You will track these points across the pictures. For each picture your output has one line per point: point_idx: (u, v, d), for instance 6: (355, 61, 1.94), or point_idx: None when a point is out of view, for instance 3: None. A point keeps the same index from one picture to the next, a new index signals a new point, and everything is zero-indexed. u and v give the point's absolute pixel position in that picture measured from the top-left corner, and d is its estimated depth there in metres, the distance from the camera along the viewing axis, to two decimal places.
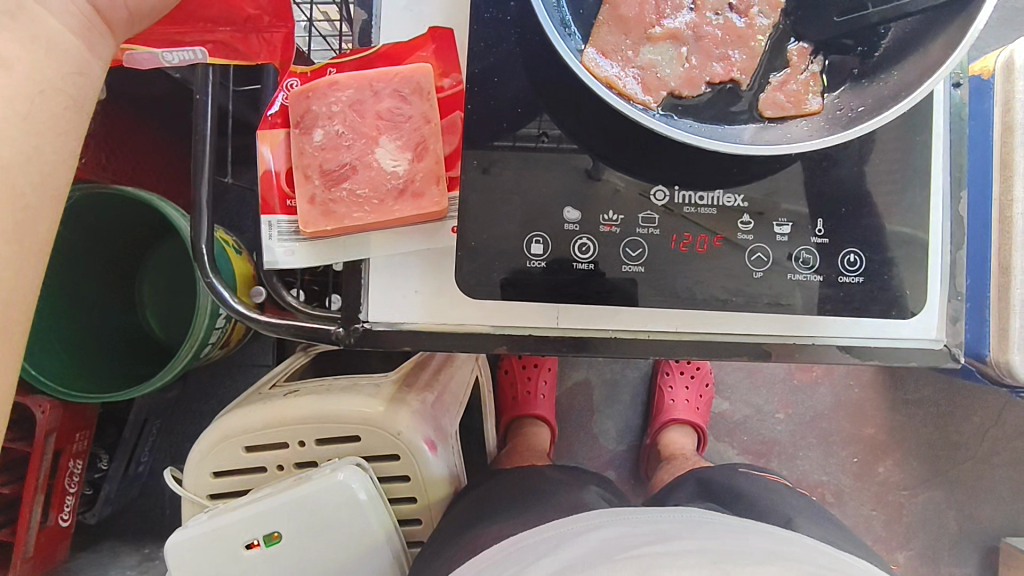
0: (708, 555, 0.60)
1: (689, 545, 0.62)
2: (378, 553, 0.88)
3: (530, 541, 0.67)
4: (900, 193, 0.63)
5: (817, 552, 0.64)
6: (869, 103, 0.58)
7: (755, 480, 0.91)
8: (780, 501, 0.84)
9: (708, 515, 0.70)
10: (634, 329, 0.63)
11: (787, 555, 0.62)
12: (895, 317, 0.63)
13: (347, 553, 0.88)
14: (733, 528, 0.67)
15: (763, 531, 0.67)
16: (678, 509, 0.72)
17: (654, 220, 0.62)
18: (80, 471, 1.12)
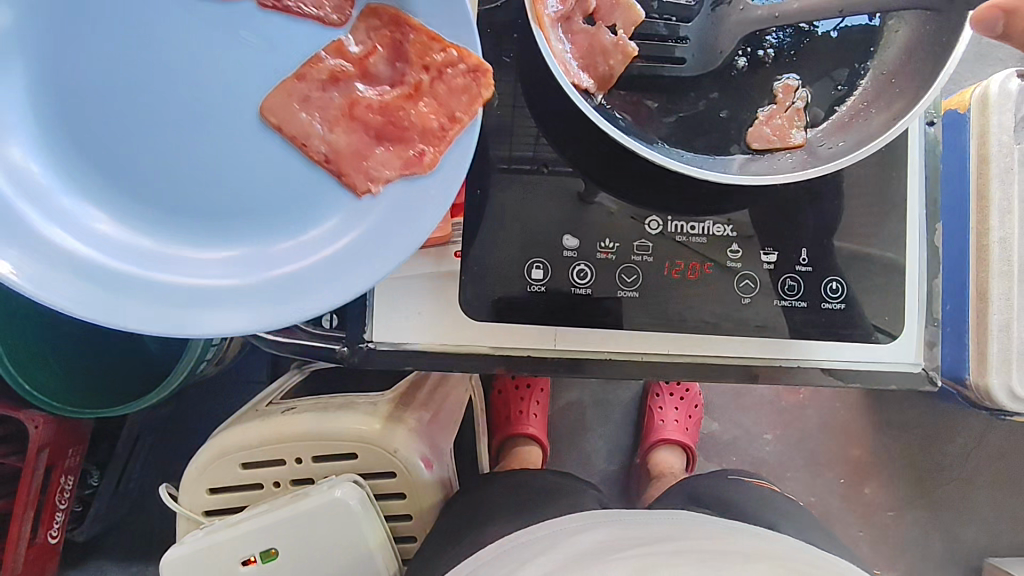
0: (698, 556, 0.62)
1: (679, 547, 0.64)
2: (372, 567, 0.90)
3: (524, 540, 0.69)
4: (878, 224, 0.67)
5: (805, 553, 0.66)
6: (852, 139, 0.61)
7: (743, 487, 0.92)
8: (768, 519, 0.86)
9: (699, 518, 0.72)
10: (628, 351, 0.66)
11: (777, 556, 0.64)
12: (874, 340, 0.66)
13: (343, 569, 0.90)
14: (723, 530, 0.69)
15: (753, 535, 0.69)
16: (667, 512, 0.75)
17: (649, 248, 0.65)
18: (71, 488, 1.12)
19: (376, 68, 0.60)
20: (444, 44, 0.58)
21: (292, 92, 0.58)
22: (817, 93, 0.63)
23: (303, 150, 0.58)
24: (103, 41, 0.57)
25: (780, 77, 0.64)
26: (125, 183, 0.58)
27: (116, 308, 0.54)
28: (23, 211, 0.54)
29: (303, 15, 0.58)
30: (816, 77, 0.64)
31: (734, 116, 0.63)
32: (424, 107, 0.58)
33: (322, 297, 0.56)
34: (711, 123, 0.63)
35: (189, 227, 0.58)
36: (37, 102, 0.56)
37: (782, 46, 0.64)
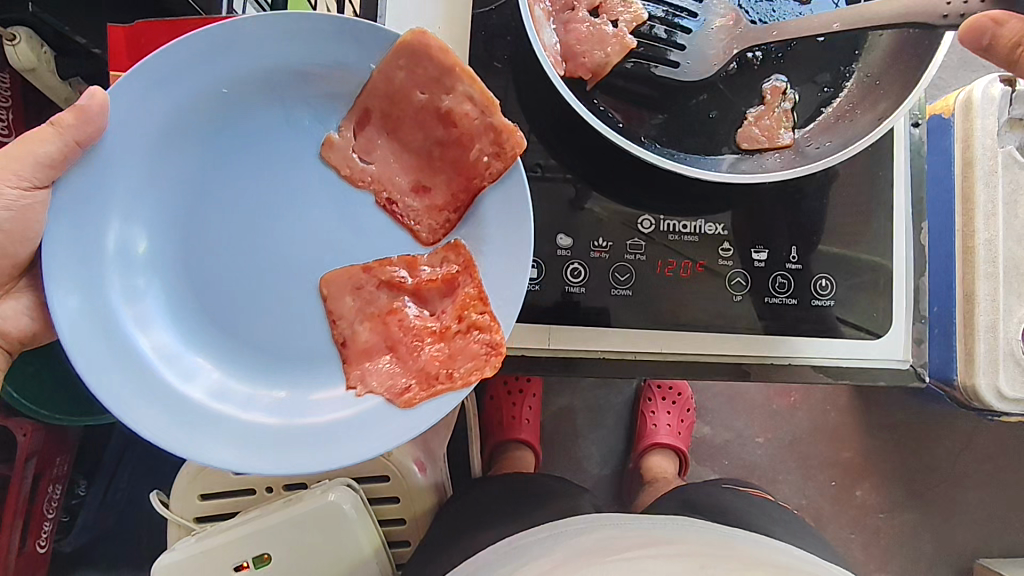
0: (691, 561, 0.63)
1: (676, 551, 0.65)
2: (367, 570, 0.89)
3: (525, 540, 0.69)
4: (866, 224, 0.68)
5: (799, 562, 0.67)
6: (838, 140, 0.61)
7: (735, 493, 0.93)
8: (760, 518, 0.87)
9: (695, 520, 0.72)
10: (622, 349, 0.65)
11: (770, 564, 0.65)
12: (864, 338, 0.67)
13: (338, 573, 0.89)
14: (718, 536, 0.69)
15: (750, 538, 0.69)
16: (674, 517, 0.73)
17: (641, 247, 0.66)
18: (59, 496, 1.10)
19: (429, 295, 0.62)
20: (489, 305, 0.60)
21: (351, 281, 0.62)
22: (805, 95, 0.64)
23: (335, 333, 0.62)
24: (239, 175, 0.61)
25: (768, 79, 0.64)
26: (205, 300, 0.62)
27: (151, 417, 0.57)
28: (115, 302, 0.58)
29: (403, 224, 0.62)
30: (803, 79, 0.64)
31: (722, 117, 0.64)
32: (437, 352, 0.60)
33: (258, 465, 0.57)
34: (700, 124, 0.64)
35: (232, 362, 0.62)
36: (166, 202, 0.60)
37: (770, 48, 0.64)
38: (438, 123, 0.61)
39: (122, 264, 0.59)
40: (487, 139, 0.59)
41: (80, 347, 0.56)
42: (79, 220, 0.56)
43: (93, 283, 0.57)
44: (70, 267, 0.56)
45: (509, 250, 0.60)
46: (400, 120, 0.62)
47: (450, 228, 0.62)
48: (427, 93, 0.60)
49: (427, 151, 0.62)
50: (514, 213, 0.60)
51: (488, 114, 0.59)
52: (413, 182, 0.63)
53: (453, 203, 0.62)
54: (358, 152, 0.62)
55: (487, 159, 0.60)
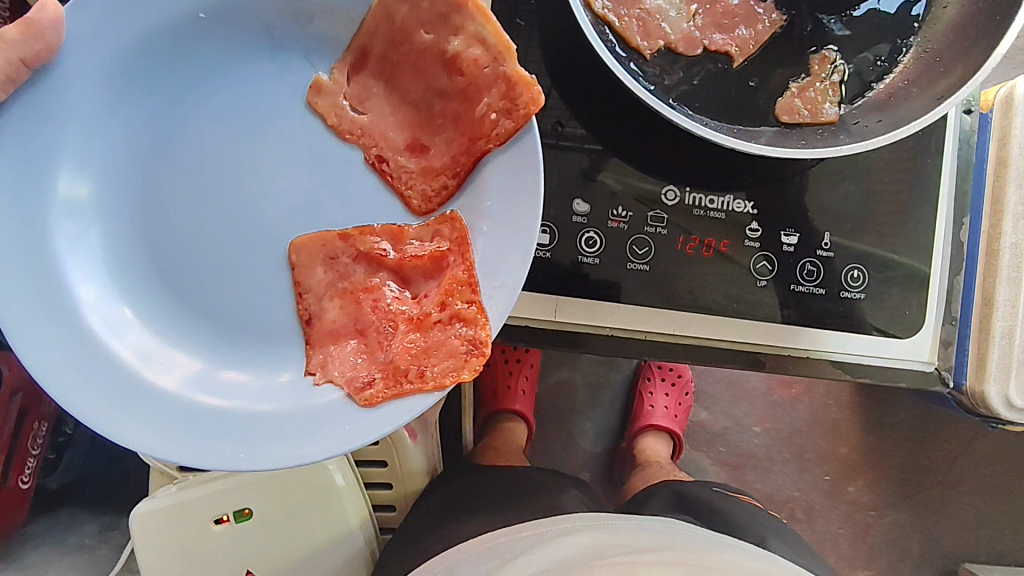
0: (689, 568, 0.61)
1: (670, 556, 0.62)
2: (349, 542, 0.87)
3: (508, 538, 0.68)
4: (907, 214, 0.63)
5: (791, 570, 0.65)
6: (890, 118, 0.55)
7: (728, 497, 0.89)
8: (757, 524, 0.84)
9: (687, 528, 0.70)
10: (633, 328, 0.61)
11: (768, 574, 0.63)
12: (891, 336, 0.63)
13: (318, 541, 0.86)
14: (713, 543, 0.67)
15: (742, 545, 0.68)
16: (664, 521, 0.72)
17: (663, 220, 0.61)
18: (45, 434, 1.06)
19: (413, 274, 0.57)
20: (478, 293, 0.54)
21: (323, 251, 0.57)
22: (856, 68, 0.58)
23: (302, 308, 0.57)
24: (202, 124, 0.57)
25: (816, 46, 0.58)
26: (154, 259, 0.57)
27: (73, 381, 0.52)
28: (55, 249, 0.54)
29: (394, 188, 0.57)
30: (855, 50, 0.58)
31: (762, 86, 0.57)
32: (411, 345, 0.54)
33: (190, 454, 0.52)
34: (738, 90, 0.57)
35: (178, 330, 0.58)
36: (117, 147, 0.56)
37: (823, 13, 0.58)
38: (441, 71, 0.56)
39: (67, 209, 0.54)
40: (497, 90, 0.53)
41: (4, 293, 0.51)
42: (19, 158, 0.52)
43: (29, 225, 0.53)
44: (4, 208, 0.52)
45: (516, 230, 0.54)
46: (399, 67, 0.57)
47: (447, 196, 0.57)
48: (432, 35, 0.55)
49: (428, 106, 0.57)
50: (524, 190, 0.54)
51: (500, 62, 0.53)
52: (409, 140, 0.58)
53: (453, 168, 0.56)
54: (350, 102, 0.58)
55: (495, 117, 0.54)
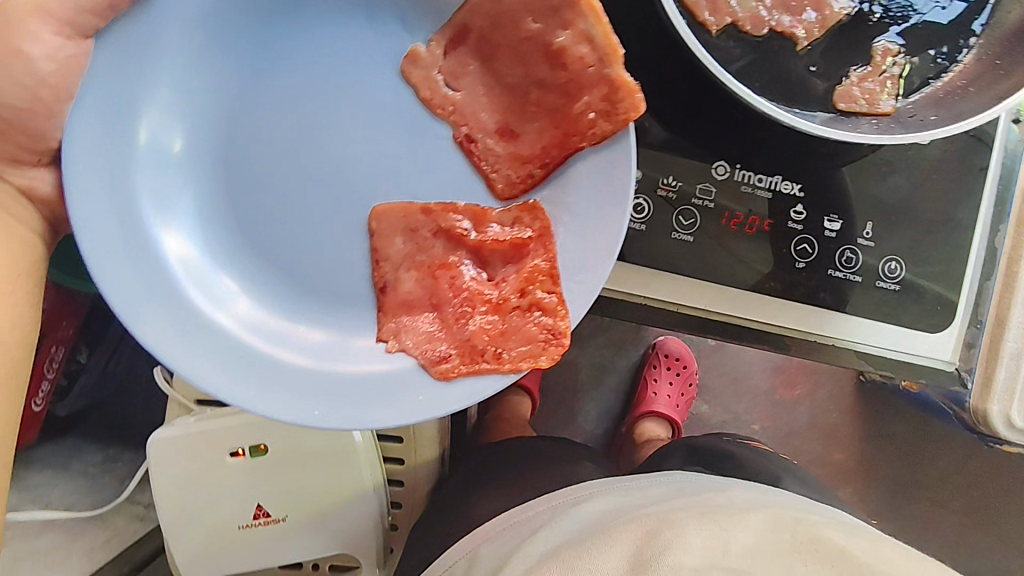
0: (699, 511, 0.61)
1: (678, 504, 0.63)
2: (360, 496, 0.87)
3: (526, 515, 0.69)
4: (950, 213, 0.63)
5: (798, 507, 0.66)
6: (945, 114, 0.56)
7: (745, 446, 0.90)
8: (774, 465, 0.86)
9: (691, 478, 0.72)
10: (669, 299, 0.63)
11: (777, 512, 0.63)
12: (918, 331, 0.64)
13: (330, 491, 0.86)
14: (717, 486, 0.69)
15: (748, 487, 0.70)
16: (665, 475, 0.74)
17: (710, 193, 0.62)
18: (61, 359, 0.96)
19: (492, 256, 0.59)
20: (558, 284, 0.58)
21: (404, 222, 0.59)
22: (914, 63, 0.59)
23: (376, 275, 0.59)
24: (288, 81, 0.57)
25: (879, 38, 0.59)
26: (234, 211, 0.59)
27: (158, 323, 0.56)
28: (142, 199, 0.57)
29: (478, 169, 0.59)
30: (919, 47, 0.59)
31: (822, 71, 0.58)
32: (489, 325, 0.58)
33: (268, 403, 0.56)
34: (798, 74, 0.58)
35: (254, 284, 0.60)
36: (203, 100, 0.57)
37: (889, 6, 0.59)
38: (543, 63, 0.57)
39: (153, 160, 0.57)
40: (599, 92, 0.55)
41: (95, 239, 0.54)
42: (116, 106, 0.54)
43: (122, 173, 0.55)
44: (101, 153, 0.54)
45: (599, 232, 0.57)
46: (498, 49, 0.57)
47: (531, 184, 0.59)
48: (540, 25, 0.56)
49: (523, 92, 0.58)
50: (612, 195, 0.56)
51: (605, 64, 0.54)
52: (500, 124, 0.58)
53: (540, 159, 0.58)
54: (445, 77, 0.58)
55: (592, 117, 0.55)
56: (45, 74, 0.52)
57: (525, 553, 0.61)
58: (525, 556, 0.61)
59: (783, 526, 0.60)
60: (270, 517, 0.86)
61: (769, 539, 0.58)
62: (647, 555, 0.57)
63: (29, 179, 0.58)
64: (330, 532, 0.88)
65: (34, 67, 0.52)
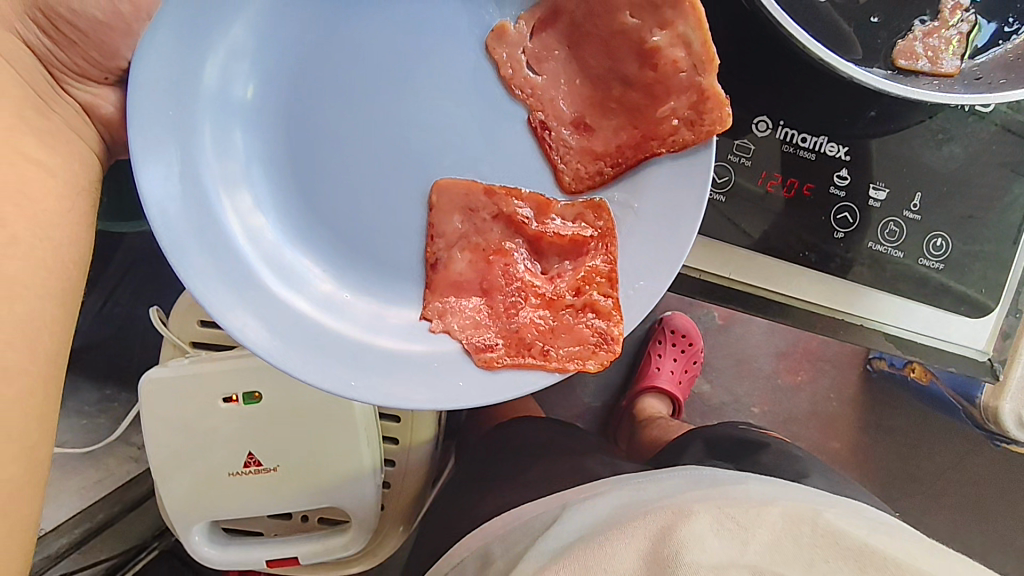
0: (717, 506, 0.59)
1: (698, 497, 0.61)
2: (357, 460, 0.85)
3: (532, 513, 0.67)
4: (1005, 190, 0.59)
5: (817, 495, 0.64)
6: (1016, 76, 0.50)
7: (761, 436, 0.87)
8: (795, 454, 0.82)
9: (709, 470, 0.69)
10: (696, 265, 0.59)
11: (796, 501, 0.61)
12: (953, 313, 0.60)
13: (328, 455, 0.84)
14: (733, 477, 0.66)
15: (764, 479, 0.66)
16: (684, 467, 0.71)
17: (748, 150, 0.57)
18: None
19: (548, 249, 0.56)
20: (615, 288, 0.54)
21: (465, 200, 0.55)
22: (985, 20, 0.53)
23: (428, 250, 0.56)
24: (372, 31, 0.54)
25: None
26: (295, 161, 0.56)
27: (202, 260, 0.52)
28: (204, 143, 0.53)
29: (548, 159, 0.55)
30: (992, 2, 0.53)
31: (884, 21, 0.53)
32: (539, 321, 0.55)
33: (301, 364, 0.53)
34: (858, 25, 0.53)
35: (309, 245, 0.57)
36: (277, 47, 0.54)
37: None
38: (634, 59, 0.53)
39: (220, 105, 0.54)
40: (687, 98, 0.51)
41: (153, 178, 0.50)
42: (194, 21, 0.50)
43: (185, 94, 0.52)
44: (168, 69, 0.50)
45: (665, 241, 0.53)
46: (589, 38, 0.54)
47: (599, 182, 0.55)
48: (637, 19, 0.52)
49: (607, 86, 0.55)
50: (684, 202, 0.52)
51: (698, 71, 0.51)
52: (576, 115, 0.55)
53: (614, 158, 0.54)
54: (528, 59, 0.54)
55: (676, 124, 0.52)
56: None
57: (540, 552, 0.60)
58: (540, 554, 0.59)
59: (804, 521, 0.57)
60: (262, 466, 0.84)
61: (789, 536, 0.55)
62: (664, 554, 0.53)
63: (95, 96, 0.57)
64: (325, 497, 0.87)
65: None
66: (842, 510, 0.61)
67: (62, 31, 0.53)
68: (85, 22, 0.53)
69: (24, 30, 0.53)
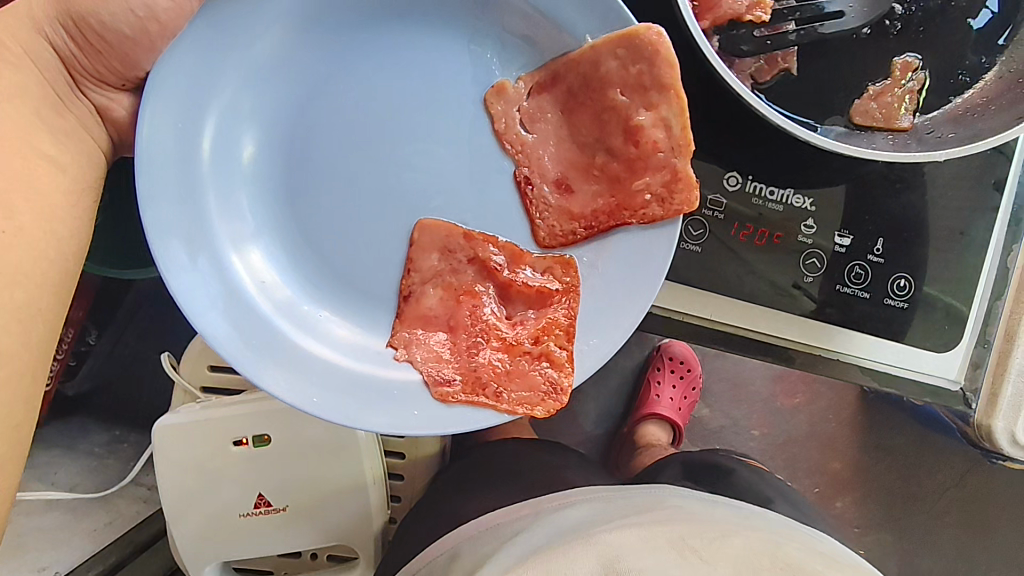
0: (676, 534, 0.62)
1: (661, 516, 0.65)
2: (359, 494, 0.87)
3: (503, 519, 0.71)
4: (961, 232, 0.64)
5: (776, 522, 0.69)
6: (963, 132, 0.55)
7: (734, 460, 0.93)
8: (762, 480, 0.88)
9: (679, 490, 0.73)
10: (674, 309, 0.63)
11: (756, 527, 0.66)
12: (921, 350, 0.64)
13: (331, 488, 0.87)
14: (704, 501, 0.71)
15: (729, 505, 0.71)
16: (654, 485, 0.75)
17: (721, 204, 0.62)
18: (70, 339, 0.97)
19: (516, 296, 0.60)
20: (571, 343, 0.58)
21: (443, 241, 0.59)
22: (936, 79, 0.58)
23: (404, 283, 0.60)
24: (370, 80, 0.58)
25: (901, 52, 0.58)
26: (286, 196, 0.59)
27: (189, 281, 0.55)
28: (205, 162, 0.56)
29: (527, 213, 0.59)
30: (941, 60, 0.58)
31: (843, 82, 0.58)
32: (497, 362, 0.58)
33: (274, 382, 0.56)
34: (822, 86, 0.58)
35: (292, 267, 0.60)
36: (284, 83, 0.57)
37: (913, 18, 0.58)
38: (619, 134, 0.58)
39: (224, 129, 0.56)
40: (661, 177, 0.56)
41: (150, 204, 0.53)
42: (203, 62, 0.54)
43: (188, 127, 0.55)
44: (173, 104, 0.53)
45: (624, 301, 0.58)
46: (581, 106, 0.58)
47: (572, 241, 0.59)
48: (627, 98, 0.56)
49: (592, 153, 0.59)
50: (645, 264, 0.58)
51: (674, 154, 0.56)
52: (559, 176, 0.59)
53: (588, 221, 0.58)
54: (522, 117, 0.59)
55: (648, 199, 0.57)
56: (158, 8, 0.53)
57: (505, 553, 0.63)
58: (501, 561, 0.62)
59: (761, 550, 0.61)
60: (272, 506, 0.87)
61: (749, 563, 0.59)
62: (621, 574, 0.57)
63: (110, 101, 0.59)
64: (317, 524, 0.88)
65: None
66: (795, 539, 0.66)
67: (90, 41, 0.54)
68: (113, 36, 0.54)
69: (52, 34, 0.54)
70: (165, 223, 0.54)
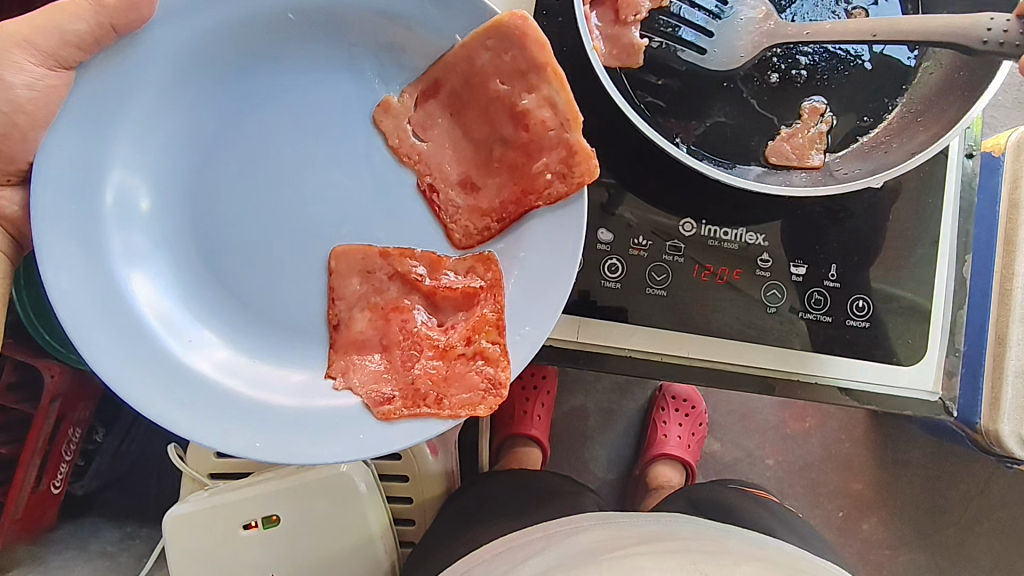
0: (689, 557, 0.64)
1: (672, 545, 0.66)
2: (369, 549, 0.87)
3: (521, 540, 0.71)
4: (908, 249, 0.68)
5: (791, 556, 0.69)
6: (866, 169, 0.62)
7: (744, 493, 0.93)
8: (766, 515, 0.88)
9: (691, 519, 0.74)
10: (648, 350, 0.66)
11: (766, 558, 0.67)
12: (894, 364, 0.67)
13: (335, 556, 0.86)
14: (713, 531, 0.71)
15: (743, 535, 0.72)
16: (664, 515, 0.75)
17: (679, 250, 0.66)
18: (78, 439, 0.96)
19: (444, 303, 0.62)
20: (503, 335, 0.60)
21: (363, 264, 0.62)
22: (843, 120, 0.65)
23: (330, 313, 0.62)
24: (260, 118, 0.61)
25: (810, 97, 0.64)
26: (194, 238, 0.61)
27: (102, 338, 0.57)
28: (109, 238, 0.59)
29: (440, 220, 0.62)
30: (845, 106, 0.65)
31: (758, 128, 0.64)
32: (433, 371, 0.60)
33: (202, 427, 0.58)
34: (745, 128, 0.64)
35: (211, 314, 0.62)
36: (171, 141, 0.60)
37: (818, 67, 0.65)
38: (508, 122, 0.61)
39: (120, 199, 0.59)
40: (557, 154, 0.59)
41: (52, 264, 0.56)
42: (89, 124, 0.57)
43: (84, 189, 0.57)
44: (65, 166, 0.56)
45: (546, 288, 0.60)
46: (467, 105, 0.61)
47: (488, 236, 0.62)
48: (507, 86, 0.60)
49: (488, 149, 0.62)
50: (562, 255, 0.60)
51: (565, 129, 0.59)
52: (462, 177, 0.62)
53: (499, 213, 0.61)
54: (413, 127, 0.62)
55: (550, 178, 0.59)
56: (22, 101, 0.55)
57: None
58: None
59: None
60: None
61: None
62: None
63: None
64: None
65: (11, 94, 0.55)
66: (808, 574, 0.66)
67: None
68: None
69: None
70: (65, 281, 0.56)
